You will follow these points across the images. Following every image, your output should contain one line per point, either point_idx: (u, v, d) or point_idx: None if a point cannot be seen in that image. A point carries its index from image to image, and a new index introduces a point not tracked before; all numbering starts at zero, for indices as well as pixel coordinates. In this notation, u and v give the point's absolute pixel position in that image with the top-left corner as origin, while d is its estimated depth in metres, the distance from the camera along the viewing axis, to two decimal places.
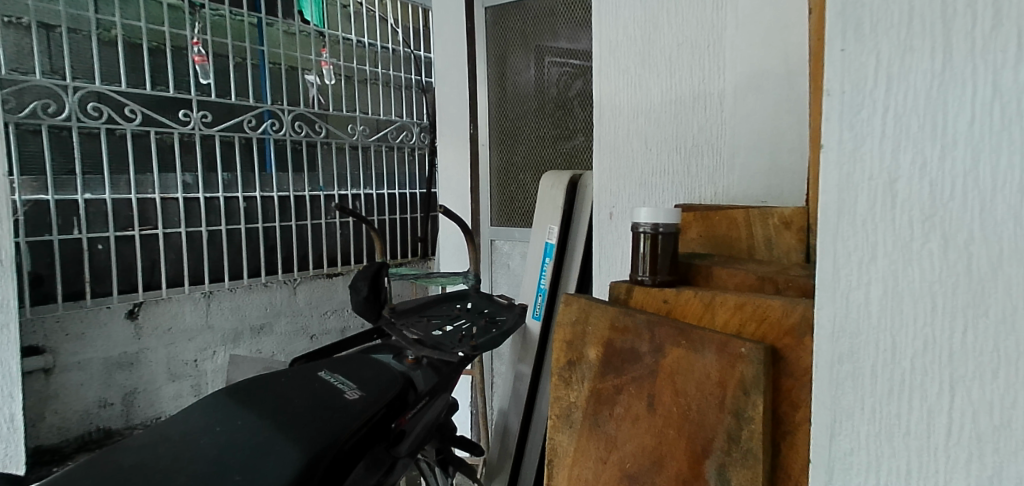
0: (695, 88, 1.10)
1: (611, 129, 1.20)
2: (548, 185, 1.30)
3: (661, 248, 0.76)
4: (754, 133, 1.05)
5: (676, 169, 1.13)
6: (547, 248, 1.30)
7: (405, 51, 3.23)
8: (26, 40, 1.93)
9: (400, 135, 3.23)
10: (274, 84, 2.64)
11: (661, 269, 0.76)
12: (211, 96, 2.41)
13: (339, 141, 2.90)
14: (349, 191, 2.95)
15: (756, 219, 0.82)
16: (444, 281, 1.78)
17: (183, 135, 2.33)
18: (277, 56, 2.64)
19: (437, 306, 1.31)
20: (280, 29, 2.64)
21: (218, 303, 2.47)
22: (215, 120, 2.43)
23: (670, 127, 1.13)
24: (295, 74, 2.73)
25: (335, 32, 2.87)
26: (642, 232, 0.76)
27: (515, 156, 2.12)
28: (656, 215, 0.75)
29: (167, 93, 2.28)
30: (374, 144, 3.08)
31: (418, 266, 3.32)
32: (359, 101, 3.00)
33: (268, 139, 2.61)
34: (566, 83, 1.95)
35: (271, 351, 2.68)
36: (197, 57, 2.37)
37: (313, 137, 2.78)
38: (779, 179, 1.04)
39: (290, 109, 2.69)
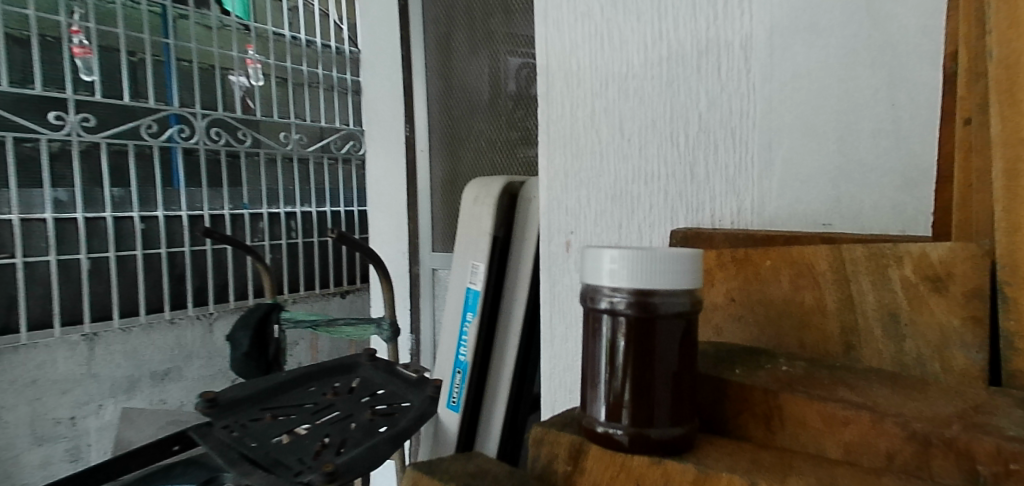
0: (699, 35, 0.66)
1: (565, 110, 0.76)
2: (470, 201, 0.85)
3: (661, 349, 0.30)
4: (810, 106, 0.60)
5: (672, 171, 0.68)
6: (469, 298, 0.84)
7: (353, 49, 2.06)
8: None
9: (343, 146, 2.04)
10: (183, 83, 1.65)
11: (660, 403, 0.30)
12: (96, 96, 1.48)
13: (269, 152, 1.83)
14: (281, 209, 1.86)
15: (860, 269, 0.38)
16: (350, 330, 1.30)
17: (54, 143, 1.42)
18: (187, 52, 1.66)
19: (302, 391, 0.85)
20: (190, 20, 1.66)
21: (106, 347, 1.50)
22: (104, 123, 1.50)
23: (657, 102, 0.69)
24: (211, 76, 1.72)
25: (264, 26, 1.83)
26: (612, 309, 0.31)
27: (462, 163, 1.45)
28: (649, 263, 0.30)
29: (30, 89, 1.38)
30: (316, 156, 1.95)
31: (359, 307, 2.12)
32: (297, 106, 1.90)
33: (176, 150, 1.63)
34: (527, 78, 1.30)
35: (183, 402, 1.66)
36: (77, 49, 1.46)
37: (234, 146, 1.75)
38: (855, 186, 0.58)
39: (205, 113, 1.69)
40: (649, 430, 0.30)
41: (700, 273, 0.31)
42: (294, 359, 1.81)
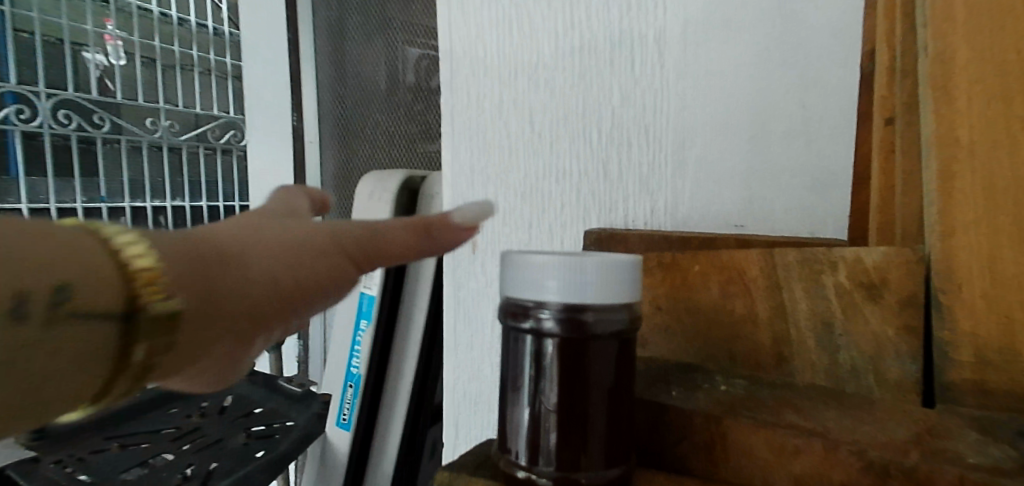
0: (613, 27, 0.62)
1: (472, 100, 0.70)
2: (365, 196, 0.77)
3: (596, 382, 0.28)
4: (722, 103, 0.58)
5: (585, 169, 0.64)
6: (364, 304, 0.76)
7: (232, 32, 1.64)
8: None
9: (223, 136, 1.66)
10: (22, 55, 1.44)
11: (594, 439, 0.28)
12: None
13: (132, 140, 1.57)
14: (147, 204, 1.61)
15: (793, 276, 0.35)
16: None
17: None
18: (26, 21, 1.44)
19: (161, 414, 0.73)
20: None
21: None
22: None
23: (569, 95, 0.65)
24: (58, 52, 1.50)
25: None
26: (541, 326, 0.28)
27: (357, 156, 1.34)
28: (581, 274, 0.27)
29: None
30: (190, 148, 1.66)
31: None
32: (164, 92, 1.61)
33: (11, 134, 1.43)
34: (427, 71, 1.19)
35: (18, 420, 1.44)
36: None
37: (87, 131, 1.53)
38: (766, 187, 0.57)
39: (50, 92, 1.47)
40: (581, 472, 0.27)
41: (638, 287, 0.29)
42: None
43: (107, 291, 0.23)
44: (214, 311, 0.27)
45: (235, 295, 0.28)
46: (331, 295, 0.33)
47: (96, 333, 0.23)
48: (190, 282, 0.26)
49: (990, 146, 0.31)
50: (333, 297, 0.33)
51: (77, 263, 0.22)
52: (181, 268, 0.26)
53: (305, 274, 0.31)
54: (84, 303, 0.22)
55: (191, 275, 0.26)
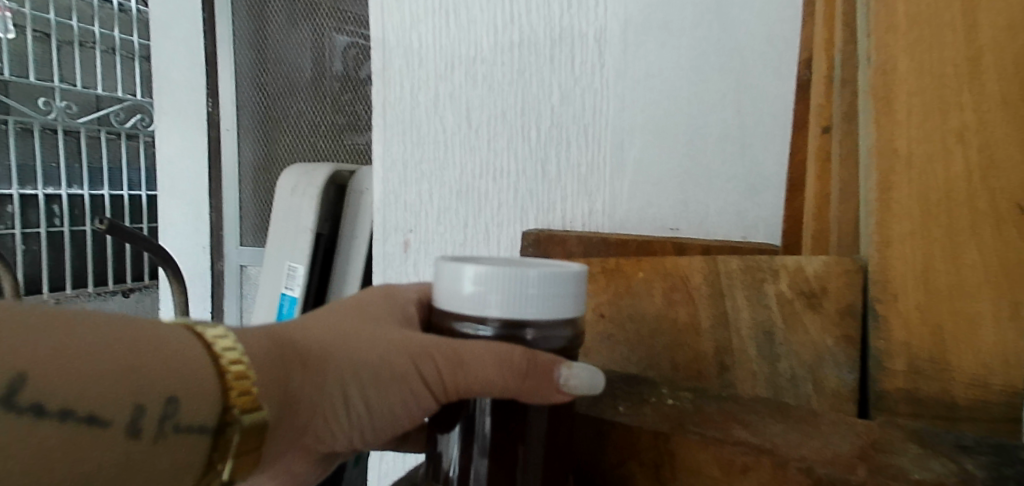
0: (553, 23, 0.60)
1: (406, 93, 0.67)
2: (289, 189, 0.72)
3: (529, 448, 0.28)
4: (660, 107, 0.58)
5: (522, 168, 0.63)
6: (285, 305, 0.72)
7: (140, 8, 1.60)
8: None
9: (127, 120, 1.60)
10: None
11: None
12: None
13: (21, 120, 1.41)
14: (38, 192, 1.46)
15: (735, 282, 0.35)
16: None
17: None
18: None
19: None
20: None
21: None
22: None
23: (507, 92, 0.63)
24: None
25: None
26: (480, 335, 0.29)
27: (278, 146, 1.27)
28: (526, 295, 0.27)
29: None
30: (88, 131, 1.53)
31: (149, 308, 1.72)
32: (59, 69, 1.46)
33: None
34: (356, 60, 1.16)
35: None
36: None
37: None
38: (700, 191, 0.57)
39: None
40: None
41: (585, 299, 0.29)
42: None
43: (206, 403, 0.28)
44: (287, 419, 0.31)
45: (310, 409, 0.32)
46: (402, 419, 0.33)
47: (193, 442, 0.27)
48: (279, 394, 0.30)
49: (926, 159, 0.31)
50: (402, 423, 0.34)
51: (188, 375, 0.27)
52: (270, 376, 0.30)
53: (379, 399, 0.33)
54: (185, 416, 0.27)
55: (281, 379, 0.30)
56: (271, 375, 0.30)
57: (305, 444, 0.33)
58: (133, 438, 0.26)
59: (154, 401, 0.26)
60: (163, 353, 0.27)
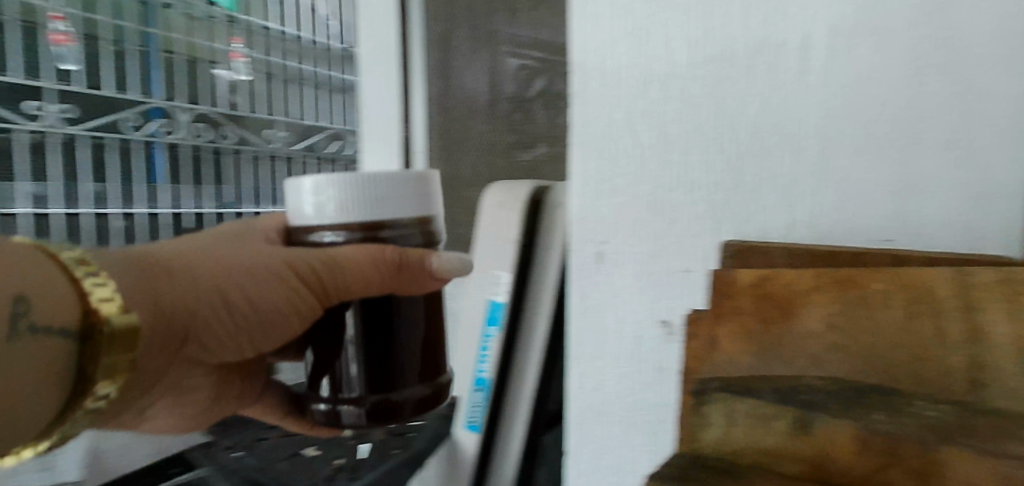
0: (754, 33, 0.61)
1: (602, 111, 0.70)
2: (495, 205, 0.80)
3: (405, 333, 0.52)
4: (873, 112, 0.56)
5: (718, 180, 0.63)
6: (493, 311, 0.79)
7: (341, 47, 1.85)
8: None
9: (327, 145, 1.87)
10: (176, 81, 1.47)
11: (411, 382, 0.53)
12: (77, 87, 1.29)
13: (254, 151, 1.66)
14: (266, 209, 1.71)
15: (993, 299, 0.34)
16: None
17: (30, 135, 1.23)
18: (172, 43, 1.46)
19: None
20: (177, 9, 1.46)
21: None
22: (86, 116, 1.31)
23: (703, 105, 0.64)
24: (196, 70, 1.52)
25: (253, 18, 1.63)
26: (333, 240, 0.49)
27: (461, 164, 1.32)
28: (382, 195, 0.47)
29: (8, 75, 1.19)
30: (300, 156, 1.78)
31: None
32: (278, 105, 1.73)
33: (158, 147, 1.43)
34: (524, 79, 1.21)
35: None
36: (59, 38, 1.27)
37: (220, 144, 1.57)
38: (920, 201, 0.54)
39: (192, 107, 1.49)
40: (403, 402, 0.53)
41: (417, 191, 0.49)
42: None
43: (65, 313, 0.43)
44: (169, 319, 0.51)
45: (185, 306, 0.52)
46: (279, 313, 0.54)
47: (48, 346, 0.42)
48: (144, 301, 0.48)
49: None
50: (281, 317, 0.54)
51: (48, 291, 0.43)
52: (138, 294, 0.48)
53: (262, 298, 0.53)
54: (38, 320, 0.41)
55: (144, 289, 0.48)
56: (145, 285, 0.49)
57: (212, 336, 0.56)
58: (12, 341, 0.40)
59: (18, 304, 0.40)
60: (39, 287, 0.42)
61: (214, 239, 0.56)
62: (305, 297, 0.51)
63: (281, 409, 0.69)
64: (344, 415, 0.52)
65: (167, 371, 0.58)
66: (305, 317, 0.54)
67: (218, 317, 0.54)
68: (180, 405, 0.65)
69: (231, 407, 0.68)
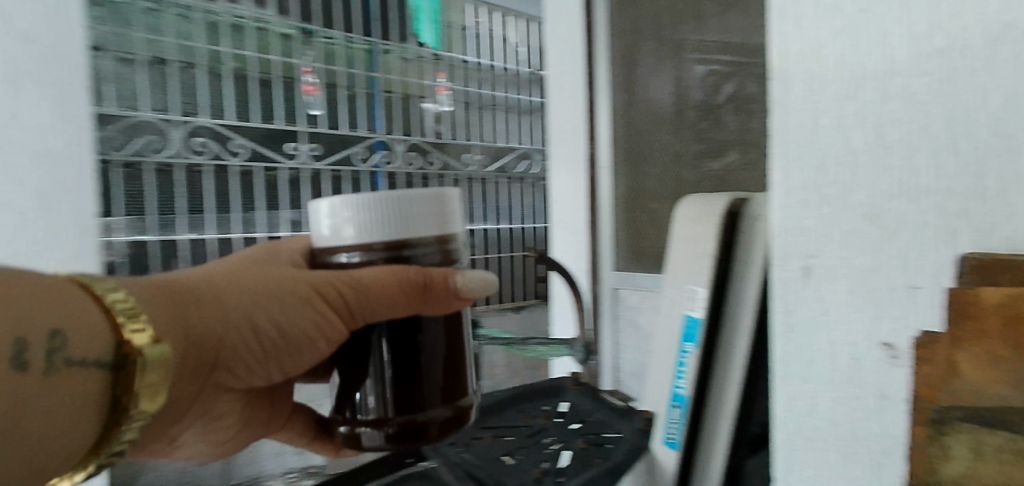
0: (993, 19, 0.52)
1: (805, 121, 0.63)
2: (689, 219, 0.81)
3: (428, 343, 0.41)
4: None
5: (955, 189, 0.54)
6: (689, 326, 0.78)
7: (529, 71, 2.02)
8: (107, 62, 1.24)
9: (516, 165, 1.98)
10: (393, 117, 1.69)
11: (434, 401, 0.41)
12: (322, 128, 1.54)
13: (454, 174, 1.81)
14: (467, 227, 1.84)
15: None
16: (544, 351, 0.99)
17: (289, 172, 1.49)
18: (391, 83, 1.68)
19: (513, 413, 0.77)
20: (394, 54, 1.68)
21: None
22: (327, 152, 1.55)
23: (935, 104, 0.55)
24: (409, 105, 1.73)
25: (453, 54, 1.82)
26: (347, 262, 0.40)
27: (647, 178, 1.28)
28: (401, 213, 0.37)
29: (274, 123, 1.46)
30: (494, 177, 1.91)
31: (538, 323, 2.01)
32: (477, 130, 1.88)
33: (379, 175, 1.64)
34: (711, 88, 1.16)
35: None
36: (309, 89, 1.52)
37: (427, 169, 1.74)
38: None
39: (405, 138, 1.70)
40: (429, 423, 0.41)
41: (440, 203, 0.39)
42: (491, 379, 1.74)
43: (94, 345, 0.34)
44: (193, 351, 0.41)
45: (203, 334, 0.41)
46: (317, 340, 0.44)
47: (81, 381, 0.33)
48: (165, 321, 0.38)
49: None
50: (319, 342, 0.44)
51: (66, 317, 0.33)
52: (164, 317, 0.38)
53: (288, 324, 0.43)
54: (74, 352, 0.33)
55: (169, 317, 0.39)
56: (169, 311, 0.39)
57: (249, 371, 0.46)
58: (27, 371, 0.31)
59: (44, 333, 0.32)
60: (63, 310, 0.33)
61: (244, 256, 0.48)
62: (336, 325, 0.42)
63: (310, 434, 0.58)
64: (362, 437, 0.42)
65: (194, 402, 0.48)
66: (335, 343, 0.43)
67: (246, 343, 0.44)
68: (207, 437, 0.52)
69: (260, 436, 0.56)
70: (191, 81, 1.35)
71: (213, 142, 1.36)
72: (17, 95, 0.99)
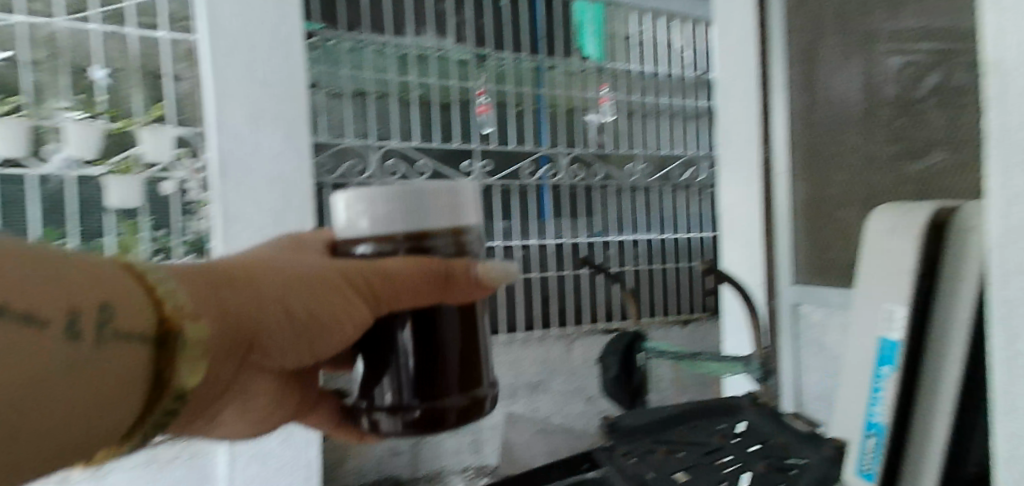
0: None
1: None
2: (886, 232, 0.74)
3: (445, 334, 0.47)
4: None
5: None
6: (886, 349, 0.72)
7: (694, 75, 1.97)
8: (320, 97, 1.44)
9: (683, 172, 1.93)
10: (558, 130, 1.74)
11: (452, 389, 0.48)
12: (493, 145, 1.65)
13: (618, 184, 1.80)
14: (631, 237, 1.82)
15: None
16: (715, 368, 0.95)
17: (464, 187, 1.60)
18: (556, 97, 1.73)
19: (688, 431, 0.75)
20: (559, 69, 1.74)
21: (496, 357, 1.59)
22: (498, 168, 1.65)
23: None
24: (573, 118, 1.77)
25: (617, 64, 1.83)
26: (366, 252, 0.46)
27: (831, 184, 1.17)
28: (420, 204, 0.43)
29: (452, 142, 1.60)
30: (659, 185, 1.87)
31: (708, 337, 1.92)
32: (641, 139, 1.87)
33: (544, 186, 1.70)
34: (913, 79, 1.03)
35: (550, 416, 1.65)
36: (481, 108, 1.63)
37: (590, 181, 1.75)
38: None
39: (569, 150, 1.74)
40: (447, 410, 0.48)
41: (457, 195, 0.45)
42: (658, 393, 1.71)
43: (138, 320, 0.40)
44: (239, 334, 0.45)
45: (250, 317, 0.45)
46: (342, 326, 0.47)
47: (128, 351, 0.39)
48: (207, 306, 0.43)
49: None
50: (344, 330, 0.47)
51: (113, 294, 0.40)
52: (203, 297, 0.43)
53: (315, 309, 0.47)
54: (118, 326, 0.39)
55: (211, 299, 0.44)
56: (207, 296, 0.43)
57: (285, 356, 0.50)
58: (77, 339, 0.37)
59: (90, 308, 0.38)
60: (100, 288, 0.39)
61: (269, 247, 0.52)
62: (360, 308, 0.45)
63: (336, 419, 0.62)
64: (381, 422, 0.49)
65: (233, 380, 0.51)
66: (362, 327, 0.47)
67: (282, 328, 0.47)
68: (245, 411, 0.56)
69: (287, 413, 0.59)
70: (382, 109, 1.52)
71: (402, 163, 1.53)
72: (257, 130, 1.20)
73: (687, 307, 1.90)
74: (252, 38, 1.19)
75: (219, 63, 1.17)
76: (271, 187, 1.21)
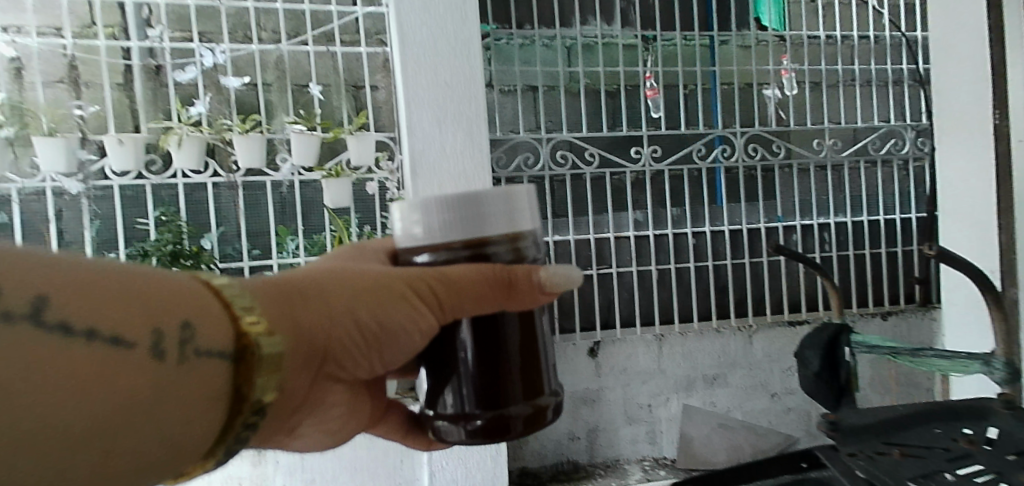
0: None
1: None
2: None
3: (512, 339, 0.46)
4: None
5: None
6: None
7: (896, 33, 1.73)
8: (492, 95, 1.52)
9: (882, 145, 1.71)
10: (733, 109, 1.64)
11: (516, 397, 0.46)
12: (663, 130, 1.60)
13: (802, 162, 1.66)
14: (818, 220, 1.67)
15: None
16: (941, 366, 0.84)
17: (633, 174, 1.58)
18: (729, 74, 1.64)
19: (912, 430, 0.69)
20: (733, 44, 1.64)
21: (670, 348, 1.55)
22: (668, 152, 1.60)
23: None
24: (750, 94, 1.66)
25: (800, 32, 1.68)
26: (427, 261, 0.45)
27: None
28: (478, 210, 0.42)
29: (621, 129, 1.58)
30: (852, 161, 1.69)
31: (917, 332, 1.69)
32: (829, 112, 1.70)
33: (720, 170, 1.61)
34: None
35: (730, 410, 1.58)
36: (650, 92, 1.59)
37: (771, 160, 1.63)
38: None
39: (744, 130, 1.63)
40: (513, 418, 0.46)
41: (519, 200, 0.44)
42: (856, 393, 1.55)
43: (218, 335, 0.39)
44: (308, 346, 0.45)
45: (317, 331, 0.45)
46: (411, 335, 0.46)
47: (208, 366, 0.39)
48: (280, 319, 0.42)
49: None
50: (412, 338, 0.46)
51: (191, 308, 0.39)
52: (276, 311, 0.42)
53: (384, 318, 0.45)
54: (200, 344, 0.38)
55: (281, 311, 0.43)
56: (276, 310, 0.43)
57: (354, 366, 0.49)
58: (161, 358, 0.37)
59: (171, 326, 0.37)
60: (180, 302, 0.39)
61: (333, 258, 0.51)
62: (427, 316, 0.44)
63: (404, 429, 0.60)
64: (447, 430, 0.48)
65: (309, 395, 0.50)
66: (426, 335, 0.46)
67: (350, 339, 0.46)
68: (325, 426, 0.55)
69: (361, 430, 0.58)
70: (550, 102, 1.56)
71: (571, 152, 1.54)
72: (443, 129, 1.29)
73: (889, 298, 1.70)
74: (437, 44, 1.28)
75: (409, 70, 1.27)
76: (456, 184, 1.30)
